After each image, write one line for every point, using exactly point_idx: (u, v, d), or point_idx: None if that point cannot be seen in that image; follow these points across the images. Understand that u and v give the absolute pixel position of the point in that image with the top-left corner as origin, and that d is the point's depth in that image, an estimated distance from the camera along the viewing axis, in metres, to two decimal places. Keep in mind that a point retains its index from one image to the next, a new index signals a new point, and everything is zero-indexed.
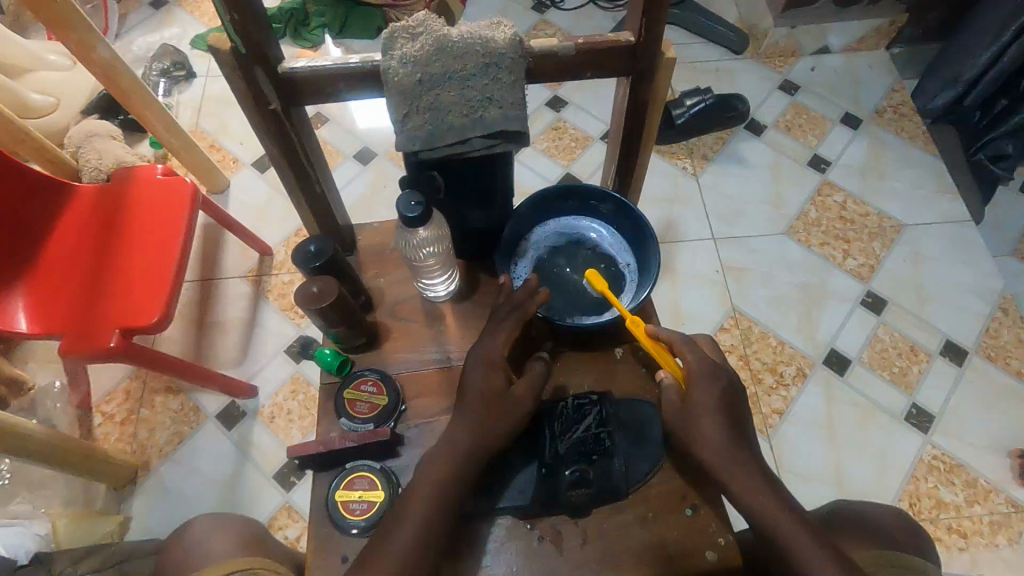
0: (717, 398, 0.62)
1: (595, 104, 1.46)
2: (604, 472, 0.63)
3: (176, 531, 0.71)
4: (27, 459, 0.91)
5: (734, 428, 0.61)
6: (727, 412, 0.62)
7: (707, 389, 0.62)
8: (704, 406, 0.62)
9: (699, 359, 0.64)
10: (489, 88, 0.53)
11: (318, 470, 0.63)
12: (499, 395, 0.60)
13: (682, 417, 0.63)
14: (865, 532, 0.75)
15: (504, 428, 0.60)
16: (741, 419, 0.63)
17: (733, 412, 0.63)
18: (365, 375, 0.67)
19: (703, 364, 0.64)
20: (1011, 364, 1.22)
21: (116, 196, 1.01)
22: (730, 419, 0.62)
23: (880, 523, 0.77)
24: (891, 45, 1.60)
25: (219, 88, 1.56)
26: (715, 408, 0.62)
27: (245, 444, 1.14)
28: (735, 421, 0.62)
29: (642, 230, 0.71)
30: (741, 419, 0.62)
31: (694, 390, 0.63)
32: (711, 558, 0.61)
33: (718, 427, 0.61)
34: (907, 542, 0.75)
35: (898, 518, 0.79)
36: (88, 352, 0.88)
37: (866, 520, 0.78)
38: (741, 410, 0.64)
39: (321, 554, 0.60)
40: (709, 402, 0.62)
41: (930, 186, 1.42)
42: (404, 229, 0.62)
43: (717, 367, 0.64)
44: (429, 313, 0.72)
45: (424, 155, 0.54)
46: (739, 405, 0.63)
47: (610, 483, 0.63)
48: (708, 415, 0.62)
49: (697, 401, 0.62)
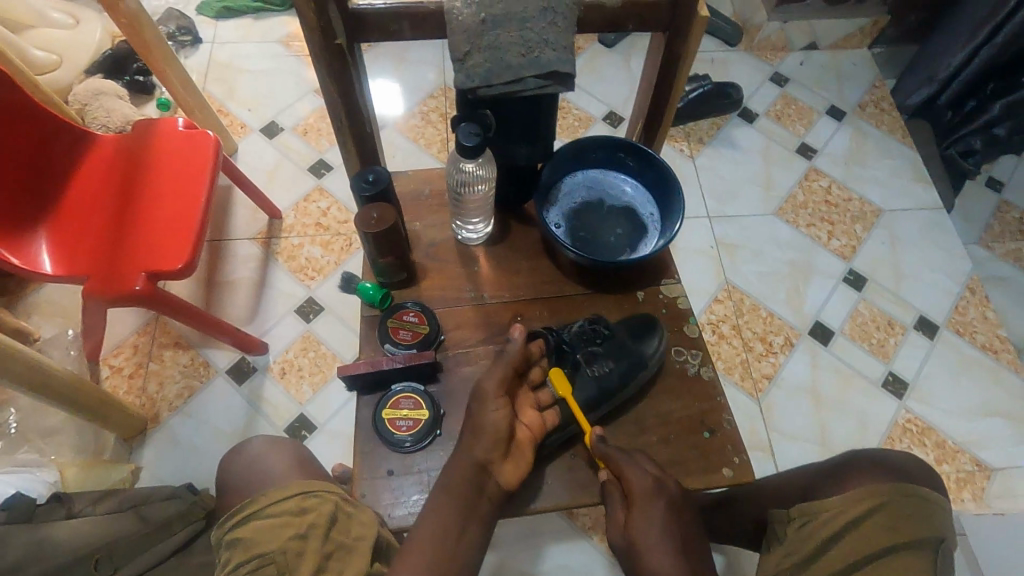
0: (662, 518, 0.65)
1: (598, 85, 1.52)
2: (619, 347, 0.77)
3: (233, 447, 0.79)
4: (52, 401, 0.93)
5: (683, 552, 0.64)
6: (672, 533, 0.65)
7: (651, 516, 0.65)
8: (651, 538, 0.64)
9: (640, 478, 0.67)
10: (545, 30, 0.63)
11: (364, 393, 0.74)
12: (482, 397, 0.67)
13: (628, 542, 0.66)
14: (880, 467, 0.75)
15: (493, 391, 0.67)
16: (689, 540, 0.66)
17: (682, 531, 0.66)
18: (407, 307, 0.78)
19: (643, 484, 0.67)
20: (976, 338, 1.32)
21: (141, 147, 1.04)
22: (677, 543, 0.64)
23: (892, 458, 0.76)
24: (873, 45, 1.70)
25: (225, 55, 1.57)
26: (657, 535, 0.64)
27: (257, 399, 1.16)
28: (681, 548, 0.64)
29: (667, 184, 0.81)
30: (688, 542, 0.65)
31: (636, 516, 0.66)
32: (728, 474, 0.74)
33: (668, 552, 0.63)
34: (921, 477, 0.74)
35: (916, 464, 0.76)
36: (115, 294, 0.90)
37: (879, 456, 0.76)
38: (691, 534, 0.66)
39: (370, 464, 0.71)
40: (655, 533, 0.64)
41: (907, 175, 1.52)
42: (455, 158, 0.72)
43: (663, 485, 0.67)
44: (464, 255, 0.84)
45: (481, 91, 0.64)
46: (686, 526, 0.66)
47: (623, 354, 0.77)
48: (654, 543, 0.64)
49: (638, 528, 0.65)
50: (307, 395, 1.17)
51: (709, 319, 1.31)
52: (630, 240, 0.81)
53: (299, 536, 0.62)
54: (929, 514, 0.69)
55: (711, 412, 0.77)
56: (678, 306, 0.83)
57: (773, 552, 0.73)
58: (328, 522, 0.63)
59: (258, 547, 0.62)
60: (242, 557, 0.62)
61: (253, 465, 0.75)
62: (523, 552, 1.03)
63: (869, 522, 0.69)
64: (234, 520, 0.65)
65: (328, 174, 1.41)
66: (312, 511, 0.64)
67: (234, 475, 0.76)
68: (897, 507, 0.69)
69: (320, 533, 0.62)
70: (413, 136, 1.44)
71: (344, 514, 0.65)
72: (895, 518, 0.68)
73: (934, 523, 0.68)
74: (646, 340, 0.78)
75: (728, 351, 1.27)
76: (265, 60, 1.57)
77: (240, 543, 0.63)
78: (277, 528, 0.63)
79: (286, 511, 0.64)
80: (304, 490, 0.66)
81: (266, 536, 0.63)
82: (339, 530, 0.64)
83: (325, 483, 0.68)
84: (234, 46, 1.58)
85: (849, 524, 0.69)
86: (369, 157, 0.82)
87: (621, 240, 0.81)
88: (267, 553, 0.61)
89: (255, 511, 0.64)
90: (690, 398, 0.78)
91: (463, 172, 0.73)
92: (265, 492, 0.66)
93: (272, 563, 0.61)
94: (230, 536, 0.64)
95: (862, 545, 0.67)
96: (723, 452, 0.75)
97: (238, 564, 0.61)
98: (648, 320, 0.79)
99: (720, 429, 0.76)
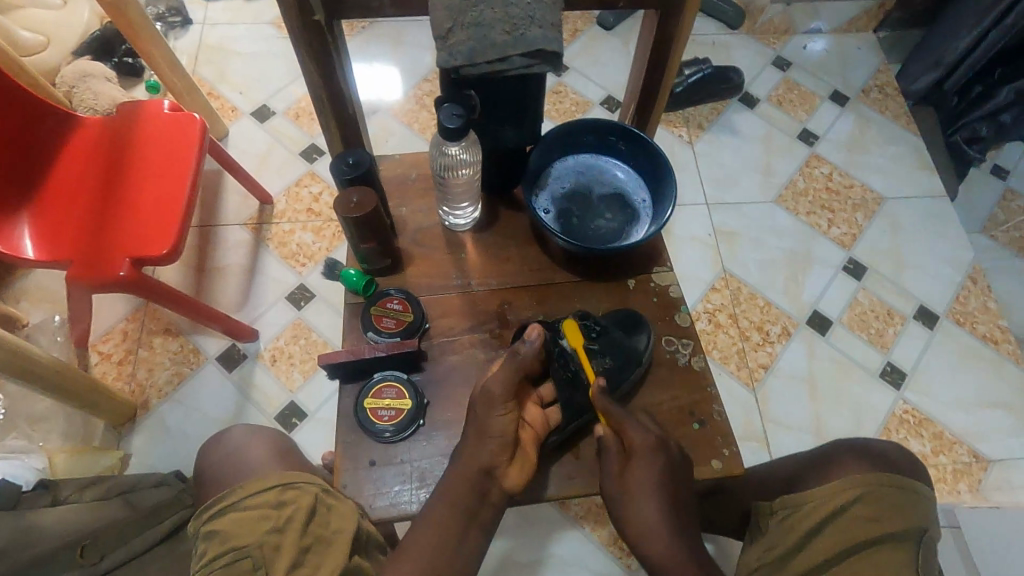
0: (660, 473, 0.67)
1: (596, 69, 1.49)
2: (615, 343, 0.74)
3: (214, 438, 0.78)
4: (36, 388, 0.92)
5: (674, 504, 0.67)
6: (665, 487, 0.67)
7: (650, 469, 0.66)
8: (645, 488, 0.66)
9: (641, 434, 0.68)
10: (531, 8, 0.61)
11: (347, 382, 0.73)
12: (489, 399, 0.65)
13: (622, 491, 0.67)
14: (864, 456, 0.73)
15: (502, 394, 0.65)
16: (680, 499, 0.67)
17: (675, 489, 0.67)
18: (391, 295, 0.76)
19: (644, 438, 0.68)
20: (977, 328, 1.30)
21: (125, 130, 1.02)
22: (670, 499, 0.67)
23: (876, 448, 0.75)
24: (878, 29, 1.65)
25: (216, 36, 1.54)
26: (653, 491, 0.66)
27: (247, 385, 1.15)
28: (673, 501, 0.67)
29: (660, 168, 0.79)
30: (680, 496, 0.67)
31: (636, 466, 0.67)
32: (717, 466, 0.73)
33: (660, 509, 0.66)
34: (905, 464, 0.73)
35: (900, 452, 0.74)
36: (98, 279, 0.89)
37: (862, 443, 0.75)
38: (682, 487, 0.68)
39: (351, 456, 0.70)
40: (649, 482, 0.66)
41: (910, 162, 1.49)
42: (439, 141, 0.70)
43: (663, 442, 0.69)
44: (451, 241, 0.82)
45: (464, 71, 0.62)
46: (680, 478, 0.68)
47: (617, 347, 0.74)
48: (643, 497, 0.66)
49: (635, 480, 0.66)
50: (298, 381, 1.16)
51: (705, 308, 1.29)
52: (622, 225, 0.79)
53: (277, 530, 0.62)
54: (911, 504, 0.67)
55: (701, 403, 0.76)
56: (669, 294, 0.82)
57: (756, 545, 0.72)
58: (306, 515, 0.63)
59: (234, 540, 0.61)
60: (216, 551, 0.61)
61: (235, 454, 0.74)
62: (513, 542, 1.02)
63: (851, 513, 0.67)
64: (211, 511, 0.65)
65: (320, 159, 1.39)
66: (291, 504, 0.64)
67: (212, 463, 0.75)
68: (879, 497, 0.67)
69: (297, 526, 0.62)
70: (407, 121, 1.41)
71: (323, 507, 0.64)
72: (879, 509, 0.67)
73: (917, 513, 0.67)
74: (637, 335, 0.76)
75: (725, 341, 1.26)
76: (256, 42, 1.54)
77: (216, 534, 0.63)
78: (253, 523, 0.62)
79: (264, 504, 0.64)
80: (284, 482, 0.65)
81: (241, 530, 0.62)
82: (319, 522, 0.63)
83: (305, 475, 0.67)
84: (225, 28, 1.55)
85: (831, 516, 0.68)
86: (354, 140, 0.80)
87: (612, 226, 0.79)
88: (243, 547, 0.61)
89: (232, 503, 0.64)
90: (682, 388, 0.77)
91: (448, 155, 0.71)
92: (244, 484, 0.65)
93: (248, 557, 0.60)
94: (205, 528, 0.63)
95: (844, 538, 0.66)
96: (714, 448, 0.73)
97: (212, 558, 0.61)
98: (635, 314, 0.78)
99: (711, 420, 0.75)
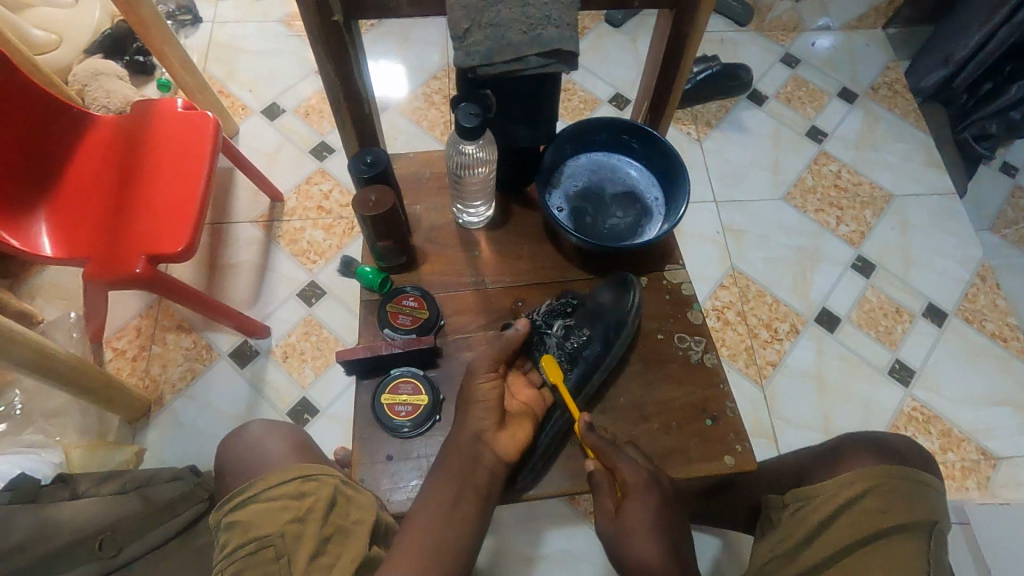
0: (655, 507, 0.66)
1: (604, 67, 1.49)
2: (593, 314, 0.76)
3: (231, 433, 0.79)
4: (54, 382, 0.93)
5: (672, 550, 0.64)
6: (662, 522, 0.66)
7: (644, 506, 0.66)
8: (644, 522, 0.65)
9: (633, 469, 0.67)
10: (547, 7, 0.61)
11: (364, 378, 0.74)
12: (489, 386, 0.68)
13: (619, 529, 0.66)
14: (873, 450, 0.74)
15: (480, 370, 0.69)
16: (676, 539, 0.66)
17: (671, 524, 0.66)
18: (407, 292, 0.77)
19: (637, 475, 0.67)
20: (985, 326, 1.30)
21: (140, 128, 1.03)
22: (667, 537, 0.65)
23: (885, 442, 0.75)
24: (888, 25, 1.65)
25: (226, 34, 1.55)
26: (651, 527, 0.65)
27: (259, 382, 1.16)
28: (669, 542, 0.65)
29: (673, 166, 0.80)
30: (677, 536, 0.66)
31: (630, 503, 0.66)
32: (730, 462, 0.73)
33: (658, 546, 0.64)
34: (913, 457, 0.73)
35: (909, 446, 0.75)
36: (113, 276, 0.90)
37: (871, 436, 0.76)
38: (677, 527, 0.67)
39: (368, 451, 0.71)
40: (646, 517, 0.65)
41: (919, 159, 1.49)
42: (455, 141, 0.71)
43: (655, 478, 0.68)
44: (464, 239, 0.83)
45: (481, 70, 0.62)
46: (673, 519, 0.67)
47: (596, 318, 0.76)
48: (638, 532, 0.65)
49: (630, 516, 0.66)
50: (310, 378, 1.17)
51: (714, 305, 1.30)
52: (635, 222, 0.80)
53: (297, 519, 0.63)
54: (921, 496, 0.68)
55: (713, 399, 0.76)
56: (681, 291, 0.82)
57: (767, 538, 0.73)
58: (327, 505, 0.64)
59: (256, 530, 0.63)
60: (239, 540, 0.62)
61: (253, 448, 0.75)
62: (523, 538, 1.04)
63: (861, 506, 0.68)
64: (232, 503, 0.66)
65: (330, 157, 1.39)
66: (311, 495, 0.65)
67: (231, 458, 0.77)
68: (888, 489, 0.68)
69: (318, 517, 0.63)
70: (416, 119, 1.42)
71: (342, 499, 0.65)
72: (889, 501, 0.67)
73: (927, 505, 0.67)
74: (621, 298, 0.77)
75: (734, 338, 1.26)
76: (266, 41, 1.54)
77: (238, 524, 0.64)
78: (275, 513, 0.63)
79: (286, 495, 0.65)
80: (304, 474, 0.66)
81: (264, 520, 0.63)
82: (339, 513, 0.64)
83: (323, 467, 0.69)
84: (235, 26, 1.56)
85: (841, 507, 0.68)
86: (368, 139, 0.81)
87: (625, 222, 0.80)
88: (265, 536, 0.62)
89: (255, 495, 0.65)
90: (696, 385, 0.77)
91: (463, 154, 0.72)
92: (265, 476, 0.67)
93: (271, 546, 0.62)
94: (227, 519, 0.64)
95: (854, 529, 0.67)
96: (724, 442, 0.74)
97: (235, 547, 0.62)
98: (622, 277, 0.78)
99: (723, 416, 0.75)
